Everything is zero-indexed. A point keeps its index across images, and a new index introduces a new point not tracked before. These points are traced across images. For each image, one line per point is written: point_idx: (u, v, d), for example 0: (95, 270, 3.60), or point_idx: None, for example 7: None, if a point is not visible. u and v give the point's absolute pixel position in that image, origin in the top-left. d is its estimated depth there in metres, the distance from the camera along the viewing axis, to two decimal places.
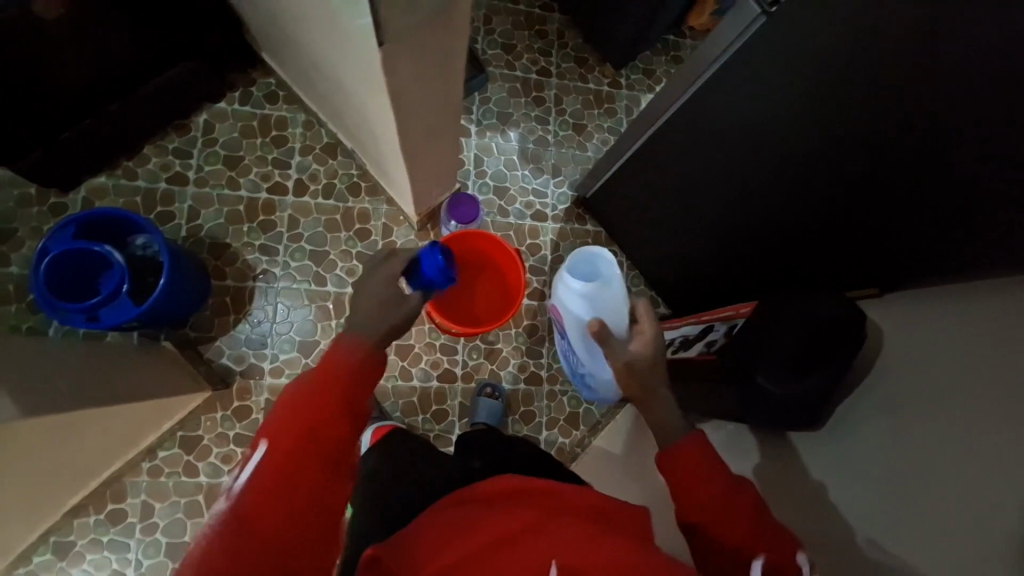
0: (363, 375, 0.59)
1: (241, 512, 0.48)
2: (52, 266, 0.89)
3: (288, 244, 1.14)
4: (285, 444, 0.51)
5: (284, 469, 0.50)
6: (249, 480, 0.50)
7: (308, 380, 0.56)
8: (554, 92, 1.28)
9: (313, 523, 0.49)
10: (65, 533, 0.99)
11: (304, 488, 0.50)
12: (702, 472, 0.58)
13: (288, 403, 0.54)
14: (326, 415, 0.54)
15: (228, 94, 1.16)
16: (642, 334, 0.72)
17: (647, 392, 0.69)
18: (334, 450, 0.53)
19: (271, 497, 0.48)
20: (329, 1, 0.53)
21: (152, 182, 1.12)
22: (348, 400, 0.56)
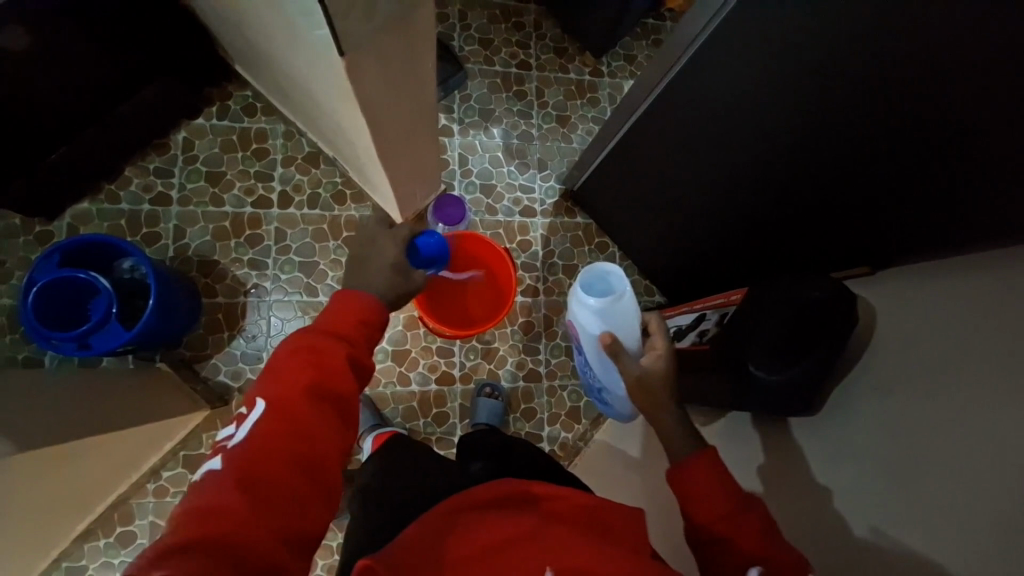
0: (366, 331, 0.59)
1: (247, 457, 0.46)
2: (39, 296, 0.88)
3: (277, 257, 1.14)
4: (290, 392, 0.50)
5: (290, 415, 0.49)
6: (254, 428, 0.48)
7: (312, 333, 0.56)
8: (535, 84, 1.27)
9: (320, 470, 0.49)
10: (75, 558, 1.00)
11: (312, 434, 0.49)
12: (710, 483, 0.57)
13: (292, 354, 0.53)
14: (333, 364, 0.53)
15: (205, 109, 1.15)
16: (654, 350, 0.72)
17: (656, 404, 0.67)
18: (339, 400, 0.53)
19: (279, 442, 0.47)
20: (287, 14, 0.53)
21: (135, 204, 1.12)
22: (354, 352, 0.56)
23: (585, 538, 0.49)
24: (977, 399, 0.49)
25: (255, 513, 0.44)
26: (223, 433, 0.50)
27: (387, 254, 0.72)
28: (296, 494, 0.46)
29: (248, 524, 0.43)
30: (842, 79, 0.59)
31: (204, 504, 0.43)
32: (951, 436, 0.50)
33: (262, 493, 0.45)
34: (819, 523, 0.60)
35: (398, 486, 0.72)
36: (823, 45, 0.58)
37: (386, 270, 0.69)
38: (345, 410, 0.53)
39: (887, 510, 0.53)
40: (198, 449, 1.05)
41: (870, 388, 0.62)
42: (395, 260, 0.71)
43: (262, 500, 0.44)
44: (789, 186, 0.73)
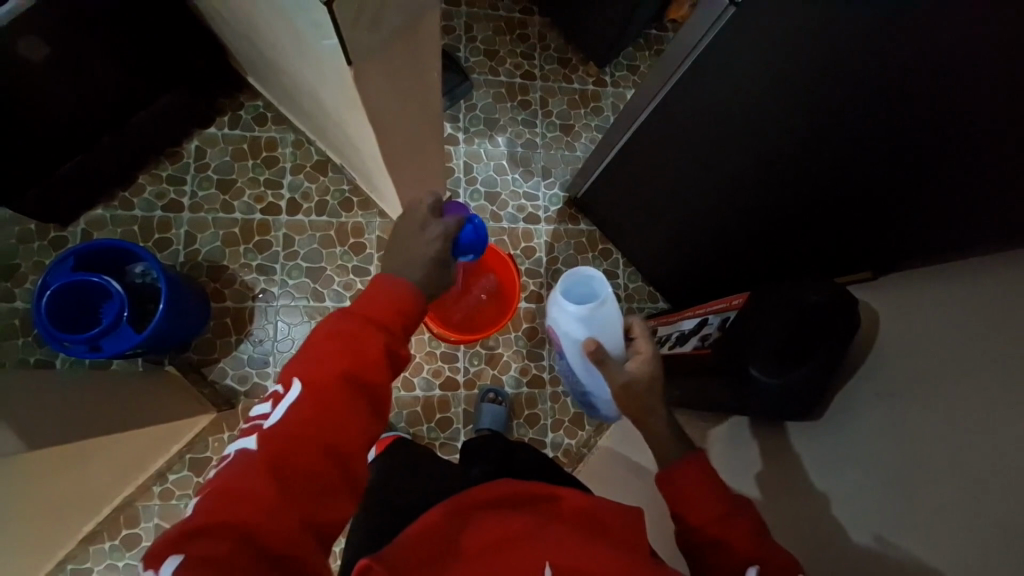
0: (406, 319, 0.56)
1: (276, 444, 0.46)
2: (53, 299, 0.91)
3: (285, 263, 1.15)
4: (324, 380, 0.49)
5: (322, 405, 0.48)
6: (287, 413, 0.48)
7: (351, 317, 0.54)
8: (539, 94, 1.29)
9: (347, 462, 0.48)
10: (81, 560, 1.00)
11: (343, 426, 0.48)
12: (704, 491, 0.58)
13: (329, 338, 0.52)
14: (368, 355, 0.52)
15: (217, 119, 1.18)
16: (640, 354, 0.71)
17: (643, 411, 0.66)
18: (372, 392, 0.51)
19: (309, 432, 0.47)
20: (297, 25, 0.54)
21: (148, 211, 1.14)
22: (391, 342, 0.54)
23: (580, 538, 0.49)
24: (981, 402, 0.49)
25: (280, 502, 0.44)
26: (258, 410, 0.50)
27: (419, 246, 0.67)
28: (319, 487, 0.46)
29: (273, 513, 0.43)
30: (840, 85, 0.59)
31: (233, 487, 0.44)
32: (954, 439, 0.49)
33: (289, 482, 0.45)
34: (821, 528, 0.59)
35: (400, 488, 0.73)
36: (820, 52, 0.59)
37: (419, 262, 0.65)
38: (378, 403, 0.52)
39: (888, 514, 0.53)
40: (204, 452, 1.06)
41: (873, 391, 0.62)
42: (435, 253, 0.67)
43: (288, 489, 0.45)
44: (790, 191, 0.74)
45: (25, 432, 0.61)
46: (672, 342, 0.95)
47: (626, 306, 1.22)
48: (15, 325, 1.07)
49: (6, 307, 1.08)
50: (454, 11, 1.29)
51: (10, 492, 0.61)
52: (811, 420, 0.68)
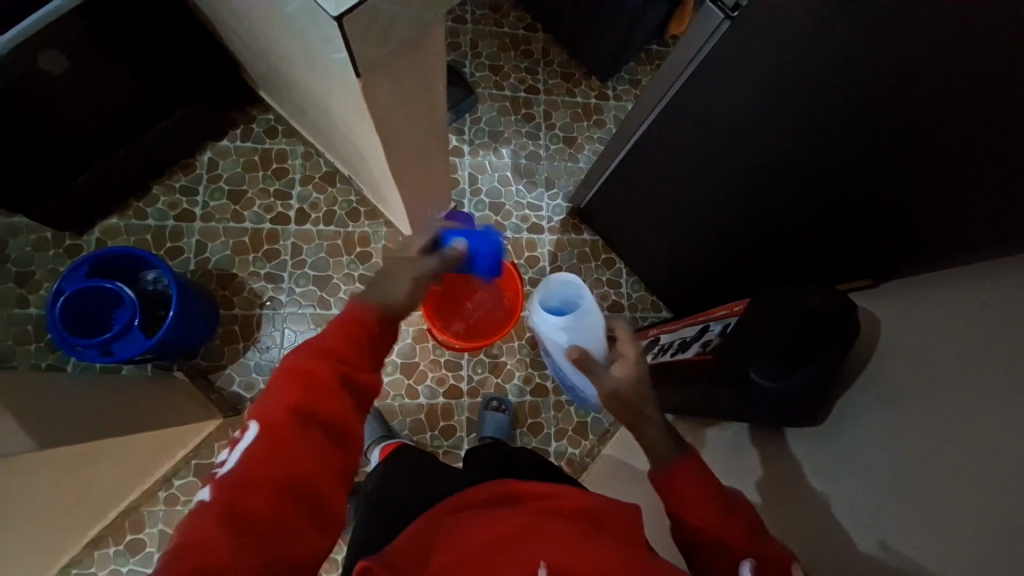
0: (365, 342, 0.56)
1: (236, 485, 0.46)
2: (66, 305, 0.93)
3: (293, 271, 1.17)
4: (278, 418, 0.49)
5: (278, 442, 0.48)
6: (244, 456, 0.48)
7: (309, 349, 0.54)
8: (543, 108, 1.32)
9: (309, 497, 0.48)
10: (85, 565, 1.01)
11: (304, 459, 0.48)
12: (699, 492, 0.56)
13: (285, 374, 0.52)
14: (324, 383, 0.52)
15: (229, 131, 1.21)
16: (623, 359, 0.69)
17: (634, 416, 0.64)
18: (331, 422, 0.51)
19: (266, 471, 0.47)
20: (308, 40, 0.57)
21: (161, 220, 1.17)
22: (348, 369, 0.54)
23: (576, 532, 0.49)
24: (983, 404, 0.49)
25: (235, 550, 0.43)
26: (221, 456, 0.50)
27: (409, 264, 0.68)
28: (282, 525, 0.46)
29: (227, 561, 0.42)
30: (836, 94, 0.61)
31: (193, 534, 0.43)
32: (957, 440, 0.49)
33: (245, 526, 0.44)
34: (824, 532, 0.59)
35: (403, 492, 0.73)
36: (814, 62, 0.60)
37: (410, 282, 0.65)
38: (339, 433, 0.51)
39: (894, 519, 0.52)
40: (209, 458, 1.07)
41: (878, 395, 0.62)
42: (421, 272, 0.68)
43: (248, 530, 0.44)
44: (788, 199, 0.75)
45: (34, 431, 0.62)
46: (675, 349, 0.93)
47: (629, 315, 1.23)
48: (28, 331, 1.10)
49: (19, 313, 1.10)
50: (460, 28, 1.33)
51: (17, 490, 0.62)
52: (812, 425, 0.68)
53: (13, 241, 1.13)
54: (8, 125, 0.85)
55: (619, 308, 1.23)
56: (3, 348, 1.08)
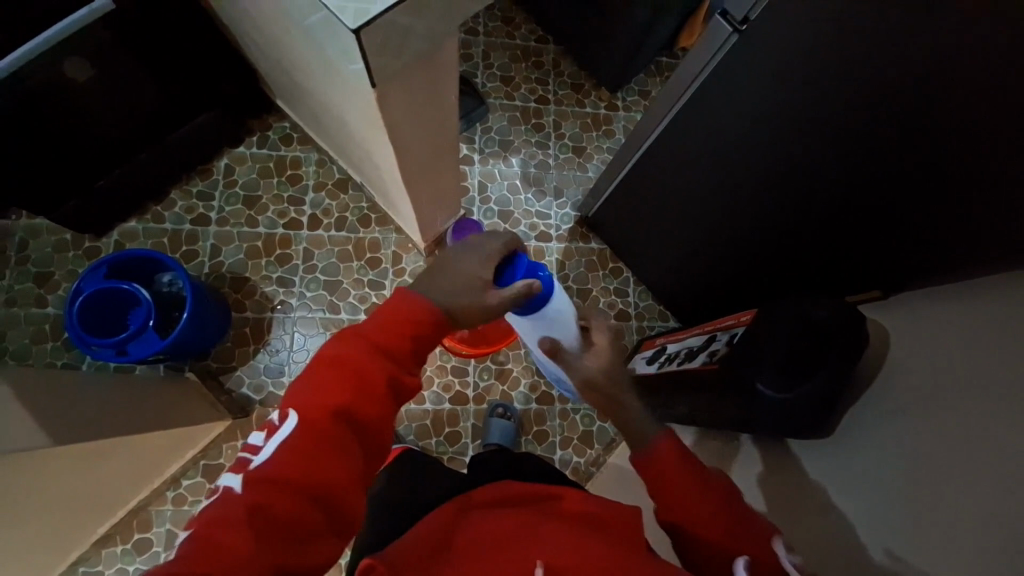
0: (418, 344, 0.55)
1: (269, 479, 0.45)
2: (84, 305, 0.95)
3: (304, 276, 1.19)
4: (320, 414, 0.48)
5: (316, 441, 0.47)
6: (279, 448, 0.47)
7: (359, 342, 0.52)
8: (552, 118, 1.33)
9: (334, 502, 0.47)
10: (93, 563, 1.02)
11: (339, 460, 0.48)
12: (690, 485, 0.54)
13: (332, 366, 0.51)
14: (371, 385, 0.51)
15: (246, 138, 1.25)
16: (596, 348, 0.66)
17: (613, 406, 0.62)
18: (368, 427, 0.50)
19: (299, 470, 0.46)
20: (326, 52, 0.59)
21: (178, 224, 1.20)
22: (396, 372, 0.53)
23: (574, 534, 0.49)
24: (994, 418, 0.48)
25: (256, 551, 0.43)
26: (251, 440, 0.49)
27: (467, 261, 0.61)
28: (308, 525, 0.46)
29: (247, 560, 0.42)
30: (842, 107, 0.62)
31: (220, 524, 0.43)
32: (968, 453, 0.49)
33: (269, 525, 0.44)
34: (832, 544, 0.58)
35: (408, 495, 0.74)
36: (823, 74, 0.61)
37: (465, 280, 0.59)
38: (375, 435, 0.51)
39: (903, 532, 0.52)
40: (218, 458, 1.08)
41: (887, 407, 0.61)
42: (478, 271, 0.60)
43: (274, 528, 0.44)
44: (795, 210, 0.75)
45: (50, 427, 0.64)
46: (681, 358, 0.92)
47: (636, 324, 1.23)
48: (45, 330, 1.12)
49: (37, 313, 1.13)
50: (472, 39, 1.36)
51: (32, 484, 0.64)
52: (820, 437, 0.68)
53: (34, 242, 1.16)
54: (36, 130, 0.88)
55: (627, 317, 1.24)
56: (21, 346, 1.11)
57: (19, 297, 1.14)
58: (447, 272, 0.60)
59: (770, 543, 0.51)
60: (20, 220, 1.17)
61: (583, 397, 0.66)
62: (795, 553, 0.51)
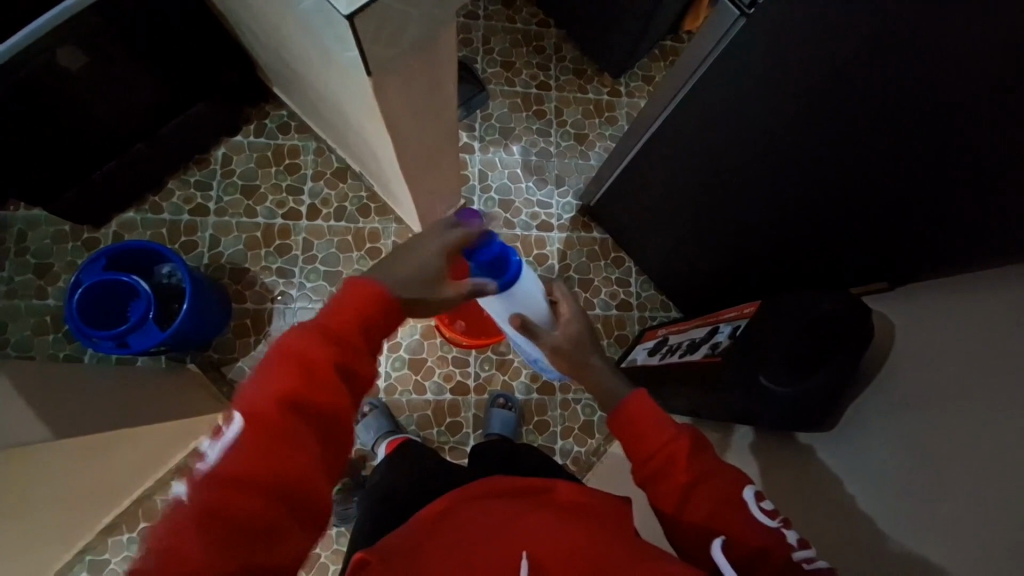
0: (370, 331, 0.54)
1: (223, 482, 0.44)
2: (84, 296, 0.95)
3: (304, 266, 1.19)
4: (270, 409, 0.48)
5: (268, 437, 0.47)
6: (229, 448, 0.46)
7: (306, 335, 0.51)
8: (554, 104, 1.31)
9: (293, 496, 0.46)
10: (100, 551, 1.04)
11: (296, 456, 0.47)
12: (671, 466, 0.54)
13: (281, 358, 0.50)
14: (321, 374, 0.50)
15: (243, 127, 1.23)
16: (564, 316, 0.71)
17: (578, 366, 0.67)
18: (322, 417, 0.50)
19: (253, 469, 0.45)
20: (320, 39, 0.57)
21: (176, 214, 1.19)
22: (345, 357, 0.52)
23: (557, 523, 0.49)
24: (1008, 420, 0.47)
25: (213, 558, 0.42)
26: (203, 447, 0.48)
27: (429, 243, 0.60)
28: (269, 526, 0.45)
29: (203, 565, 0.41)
30: (852, 97, 0.60)
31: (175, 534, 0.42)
32: (980, 456, 0.48)
33: (223, 525, 0.43)
34: (835, 538, 0.58)
35: (408, 486, 0.74)
36: (835, 61, 0.59)
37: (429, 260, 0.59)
38: (333, 427, 0.51)
39: (913, 532, 0.51)
40: None
41: (894, 403, 0.61)
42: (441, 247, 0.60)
43: (232, 532, 0.43)
44: (801, 202, 0.74)
45: (50, 422, 0.64)
46: (683, 350, 0.91)
47: (638, 315, 1.23)
48: (46, 321, 1.13)
49: (38, 304, 1.13)
50: (472, 23, 1.32)
51: (36, 477, 0.64)
52: (821, 433, 0.68)
53: (32, 233, 1.16)
54: (28, 122, 0.87)
55: (629, 307, 1.23)
56: (22, 338, 1.12)
57: (19, 289, 1.14)
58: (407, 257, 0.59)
59: (738, 493, 0.53)
60: (17, 211, 1.16)
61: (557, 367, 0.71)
62: (762, 497, 0.53)
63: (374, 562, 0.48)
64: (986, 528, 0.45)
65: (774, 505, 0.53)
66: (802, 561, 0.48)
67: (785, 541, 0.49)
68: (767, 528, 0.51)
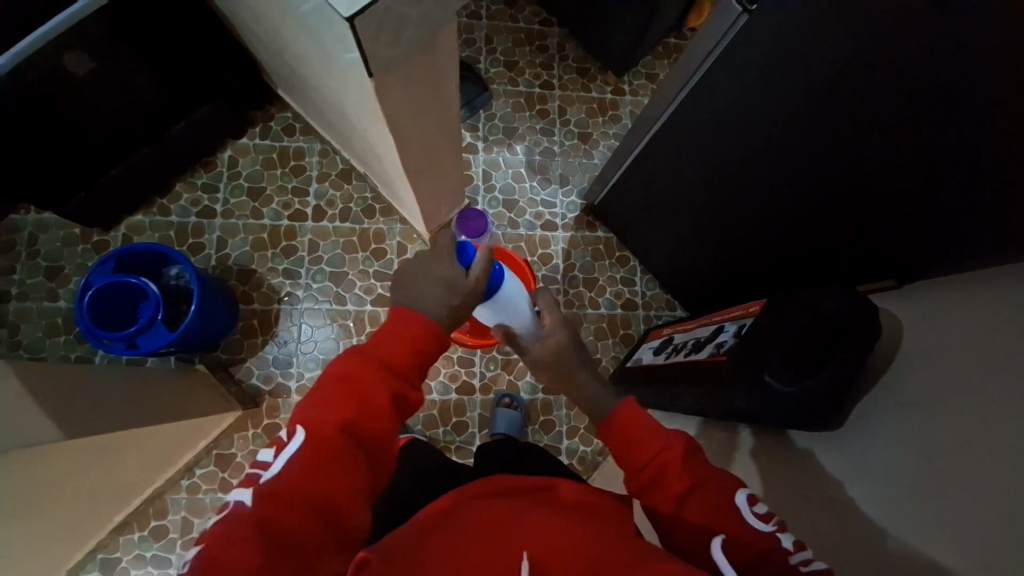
0: (422, 361, 0.56)
1: (280, 497, 0.46)
2: (94, 299, 0.96)
3: (310, 267, 1.20)
4: (330, 432, 0.50)
5: (328, 459, 0.49)
6: (292, 464, 0.48)
7: (364, 360, 0.53)
8: (557, 103, 1.31)
9: (343, 513, 0.48)
10: (111, 550, 1.05)
11: (347, 478, 0.49)
12: (669, 473, 0.54)
13: (340, 382, 0.52)
14: (381, 405, 0.52)
15: (249, 129, 1.24)
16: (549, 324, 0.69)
17: (568, 376, 0.67)
18: (377, 443, 0.52)
19: (308, 488, 0.47)
20: (322, 41, 0.58)
21: (184, 217, 1.21)
22: (401, 389, 0.54)
23: (556, 522, 0.49)
24: (1018, 417, 0.46)
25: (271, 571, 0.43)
26: (259, 458, 0.50)
27: (436, 268, 0.61)
28: (317, 542, 0.47)
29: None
30: (856, 93, 0.59)
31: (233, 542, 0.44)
32: (990, 455, 0.47)
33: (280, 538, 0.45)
34: (842, 537, 0.58)
35: (413, 486, 0.74)
36: (839, 57, 0.58)
37: (437, 285, 0.60)
38: (380, 452, 0.52)
39: (922, 532, 0.50)
40: (230, 448, 1.10)
41: (898, 400, 0.60)
42: (448, 273, 0.60)
43: (286, 546, 0.45)
44: (806, 199, 0.73)
45: (62, 422, 0.65)
46: (688, 349, 0.91)
47: (643, 314, 1.23)
48: (57, 323, 1.14)
49: (50, 306, 1.15)
50: (475, 23, 1.33)
51: (48, 476, 0.65)
52: (827, 432, 0.67)
53: (43, 236, 1.18)
54: (38, 126, 0.88)
55: (634, 306, 1.23)
56: (34, 339, 1.13)
57: (31, 291, 1.15)
58: (416, 281, 0.60)
59: (733, 496, 0.53)
60: (29, 215, 1.18)
61: (553, 380, 0.69)
62: (757, 501, 0.53)
63: (374, 561, 0.48)
64: (996, 527, 0.44)
65: (769, 509, 0.53)
66: (799, 564, 0.48)
67: (782, 545, 0.49)
68: (762, 533, 0.51)
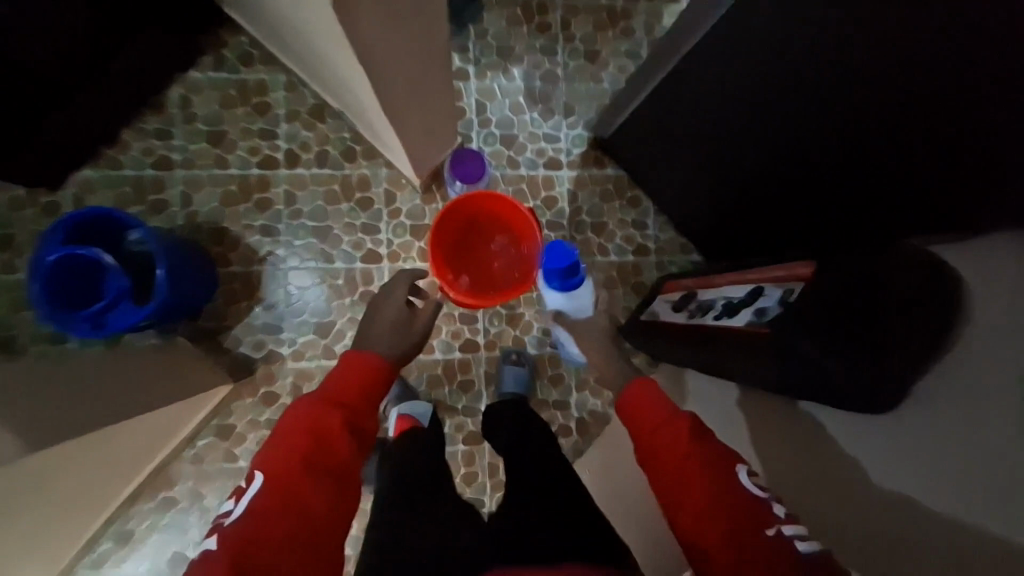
0: (368, 395, 0.65)
1: (245, 532, 0.48)
2: (47, 274, 0.86)
3: (289, 222, 1.08)
4: (290, 463, 0.54)
5: (288, 486, 0.52)
6: (252, 501, 0.51)
7: (314, 400, 0.60)
8: (559, 14, 1.11)
9: (312, 536, 0.50)
10: (123, 521, 1.05)
11: (313, 501, 0.52)
12: (675, 444, 0.59)
13: (294, 421, 0.58)
14: (332, 428, 0.58)
15: (199, 60, 1.06)
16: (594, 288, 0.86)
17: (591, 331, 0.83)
18: (338, 467, 0.56)
19: (274, 518, 0.49)
20: None
21: (139, 169, 1.07)
22: (353, 419, 0.61)
23: None
24: None
25: None
26: (221, 512, 0.52)
27: (387, 314, 0.83)
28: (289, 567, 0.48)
29: None
30: None
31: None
32: None
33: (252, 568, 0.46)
34: None
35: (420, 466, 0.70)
36: None
37: (390, 330, 0.81)
38: (345, 475, 0.57)
39: None
40: (229, 417, 1.07)
41: None
42: (394, 320, 0.82)
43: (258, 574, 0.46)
44: None
45: None
46: (717, 312, 0.82)
47: (655, 260, 1.14)
48: (20, 297, 1.05)
49: (8, 279, 1.05)
50: None
51: (42, 494, 0.60)
52: None
53: None
54: None
55: (646, 252, 1.14)
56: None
57: None
58: (373, 329, 0.81)
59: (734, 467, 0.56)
60: None
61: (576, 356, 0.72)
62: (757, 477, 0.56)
63: None
64: None
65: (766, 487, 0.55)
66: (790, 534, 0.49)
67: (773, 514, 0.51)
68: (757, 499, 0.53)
